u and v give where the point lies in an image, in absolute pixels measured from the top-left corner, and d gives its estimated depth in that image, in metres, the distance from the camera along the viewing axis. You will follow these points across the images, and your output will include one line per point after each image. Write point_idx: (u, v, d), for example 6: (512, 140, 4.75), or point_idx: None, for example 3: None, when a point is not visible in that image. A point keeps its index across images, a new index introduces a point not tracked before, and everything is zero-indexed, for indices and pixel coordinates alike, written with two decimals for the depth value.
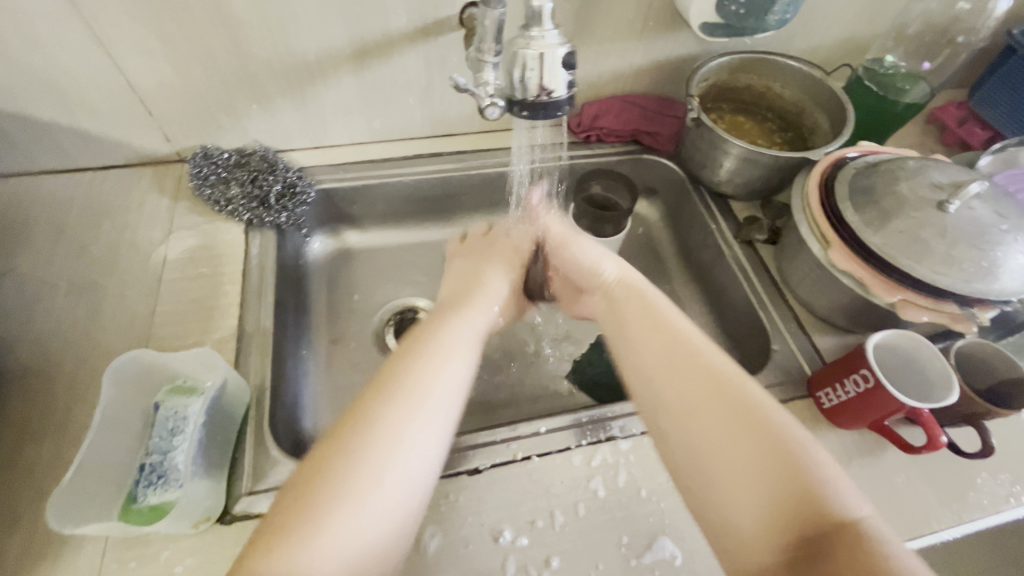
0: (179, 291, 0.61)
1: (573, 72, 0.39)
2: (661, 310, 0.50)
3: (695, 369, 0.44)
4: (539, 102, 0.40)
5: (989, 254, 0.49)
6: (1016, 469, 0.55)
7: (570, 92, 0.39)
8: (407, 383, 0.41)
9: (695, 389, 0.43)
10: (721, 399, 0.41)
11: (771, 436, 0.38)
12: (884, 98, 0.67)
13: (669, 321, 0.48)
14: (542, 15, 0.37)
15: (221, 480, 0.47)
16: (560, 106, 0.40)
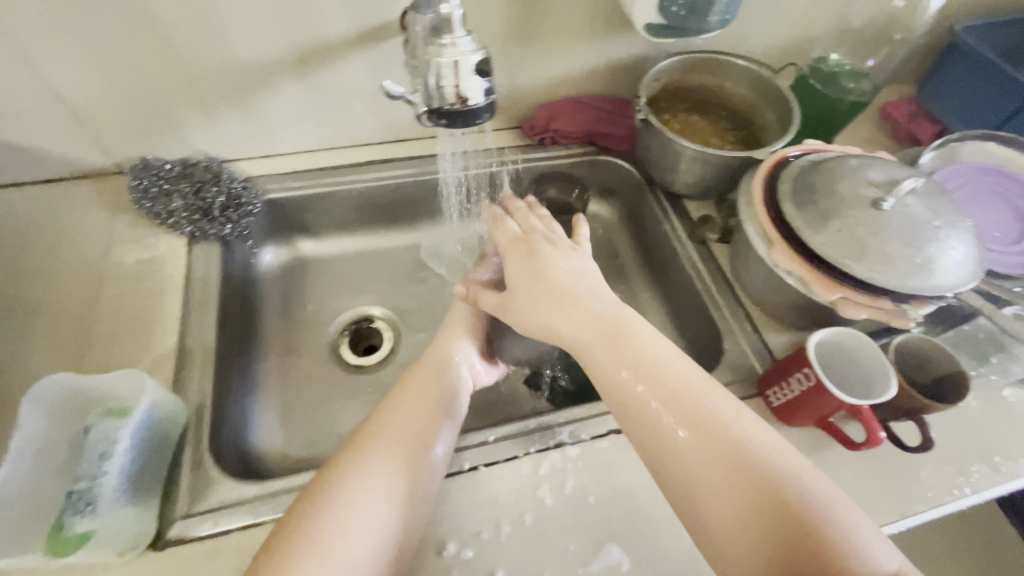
0: (117, 309, 0.59)
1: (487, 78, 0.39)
2: (634, 350, 0.45)
3: (676, 420, 0.41)
4: (457, 109, 0.39)
5: (922, 251, 0.49)
6: (959, 460, 0.55)
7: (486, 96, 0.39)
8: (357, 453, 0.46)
9: (680, 445, 0.40)
10: (708, 455, 0.39)
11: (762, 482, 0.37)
12: (829, 96, 0.68)
13: (644, 363, 0.44)
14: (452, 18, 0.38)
15: (151, 504, 0.45)
16: (479, 113, 0.39)
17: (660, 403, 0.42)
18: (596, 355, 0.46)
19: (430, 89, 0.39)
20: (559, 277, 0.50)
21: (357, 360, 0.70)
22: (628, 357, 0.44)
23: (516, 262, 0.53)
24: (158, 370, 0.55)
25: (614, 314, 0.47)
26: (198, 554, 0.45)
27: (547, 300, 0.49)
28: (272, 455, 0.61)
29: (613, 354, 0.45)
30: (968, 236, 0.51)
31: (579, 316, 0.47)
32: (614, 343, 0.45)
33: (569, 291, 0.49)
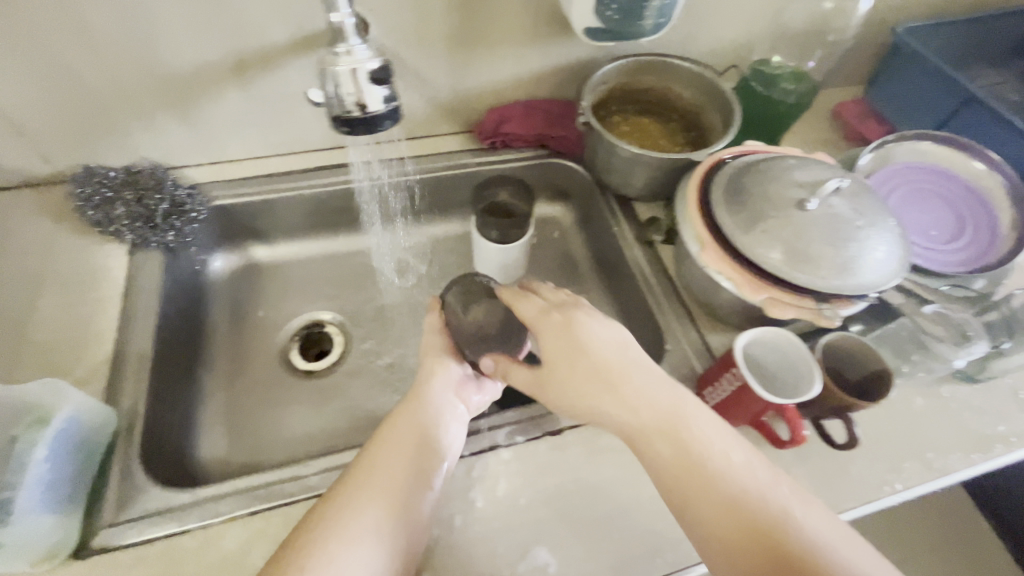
0: (54, 317, 0.58)
1: (385, 87, 0.41)
2: (685, 440, 0.41)
3: (724, 518, 0.38)
4: (358, 117, 0.42)
5: (842, 251, 0.50)
6: (893, 458, 0.56)
7: (385, 106, 0.41)
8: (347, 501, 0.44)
9: (722, 540, 0.38)
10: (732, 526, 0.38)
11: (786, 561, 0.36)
12: (770, 98, 0.69)
13: (691, 453, 0.41)
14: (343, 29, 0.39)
15: (76, 514, 0.45)
16: (381, 120, 0.43)
17: (705, 496, 0.39)
18: (639, 443, 0.42)
19: (331, 97, 0.41)
20: (606, 357, 0.44)
21: (305, 365, 0.70)
22: (673, 447, 0.41)
23: (550, 330, 0.46)
24: (91, 378, 0.55)
25: (665, 399, 0.43)
26: (121, 563, 0.45)
27: (595, 384, 0.44)
28: (214, 463, 0.61)
29: (666, 446, 0.41)
30: (890, 235, 0.52)
31: (625, 405, 0.43)
32: (660, 429, 0.42)
33: (620, 372, 0.44)
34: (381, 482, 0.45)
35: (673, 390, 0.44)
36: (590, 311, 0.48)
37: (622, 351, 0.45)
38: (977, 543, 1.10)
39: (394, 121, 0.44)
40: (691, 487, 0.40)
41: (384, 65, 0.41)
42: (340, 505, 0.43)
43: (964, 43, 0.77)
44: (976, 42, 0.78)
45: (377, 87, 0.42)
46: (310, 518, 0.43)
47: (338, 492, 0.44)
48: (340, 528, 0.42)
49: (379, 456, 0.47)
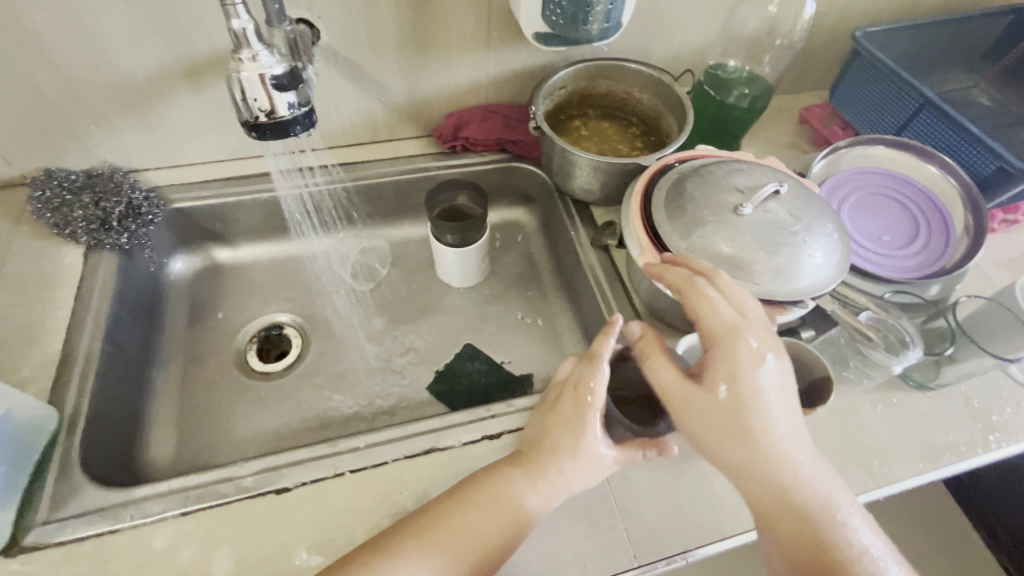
0: (5, 317, 0.59)
1: (291, 94, 0.42)
2: (828, 545, 0.39)
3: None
4: (265, 123, 0.43)
5: (776, 256, 0.50)
6: (838, 465, 0.55)
7: (289, 113, 0.42)
8: (437, 533, 0.43)
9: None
10: None
11: None
12: (723, 102, 0.68)
13: (825, 547, 0.39)
14: (241, 37, 0.39)
15: (6, 512, 0.46)
16: (290, 125, 0.43)
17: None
18: (768, 516, 0.41)
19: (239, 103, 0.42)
20: (764, 423, 0.40)
21: (261, 367, 0.71)
22: (807, 532, 0.39)
23: (739, 364, 0.41)
24: (36, 378, 0.55)
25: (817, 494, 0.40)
26: (51, 560, 0.46)
27: (735, 447, 0.40)
28: (162, 463, 0.61)
29: (801, 534, 0.39)
30: (827, 240, 0.51)
31: (774, 488, 0.40)
32: (792, 510, 0.40)
33: (773, 448, 0.40)
34: (481, 516, 0.44)
35: (824, 488, 0.41)
36: (759, 324, 0.43)
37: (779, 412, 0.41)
38: (963, 553, 1.07)
39: (305, 126, 0.45)
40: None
41: (289, 72, 0.42)
42: (436, 528, 0.44)
43: (922, 47, 0.77)
44: (936, 45, 0.78)
45: (285, 93, 0.42)
46: (402, 539, 0.43)
47: (442, 514, 0.45)
48: (433, 552, 0.42)
49: (488, 492, 0.46)
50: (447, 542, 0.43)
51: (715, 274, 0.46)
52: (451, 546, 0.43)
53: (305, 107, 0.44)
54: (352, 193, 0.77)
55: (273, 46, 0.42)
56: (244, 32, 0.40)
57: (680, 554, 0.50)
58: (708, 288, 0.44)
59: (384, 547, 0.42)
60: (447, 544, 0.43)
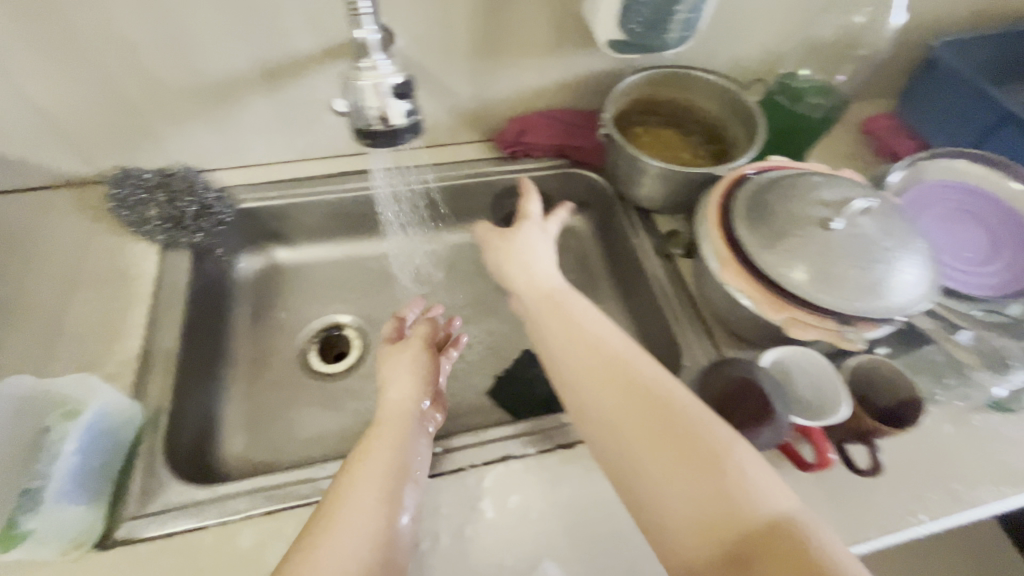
0: (88, 313, 0.61)
1: (408, 102, 0.42)
2: (632, 372, 0.45)
3: (649, 426, 0.41)
4: (379, 129, 0.43)
5: (869, 273, 0.49)
6: (919, 486, 0.54)
7: (407, 122, 0.42)
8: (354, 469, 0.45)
9: (644, 453, 0.41)
10: (645, 413, 0.42)
11: (697, 440, 0.40)
12: (797, 112, 0.67)
13: (628, 379, 0.44)
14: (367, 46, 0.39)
15: (102, 505, 0.47)
16: (402, 134, 0.43)
17: (637, 411, 0.42)
18: (571, 375, 0.47)
19: (354, 109, 0.42)
20: (563, 300, 0.54)
21: (323, 368, 0.71)
22: (604, 366, 0.46)
23: (514, 261, 0.60)
24: (120, 374, 0.57)
25: (615, 338, 0.48)
26: (142, 555, 0.47)
27: (533, 297, 0.55)
28: (232, 460, 0.62)
29: (605, 371, 0.45)
30: (920, 257, 0.50)
31: (579, 341, 0.48)
32: (598, 355, 0.47)
33: (572, 316, 0.51)
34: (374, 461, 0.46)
35: (619, 336, 0.49)
36: (538, 248, 0.61)
37: (558, 292, 0.55)
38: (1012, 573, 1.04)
39: (415, 135, 0.44)
40: (622, 404, 0.43)
41: (407, 80, 0.42)
42: (335, 504, 0.42)
43: (998, 57, 0.75)
44: (1012, 56, 0.76)
45: (401, 102, 0.42)
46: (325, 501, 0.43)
47: (328, 500, 0.43)
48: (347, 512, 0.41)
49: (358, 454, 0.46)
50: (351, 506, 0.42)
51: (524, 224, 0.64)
52: (357, 495, 0.43)
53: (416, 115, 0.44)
54: (413, 197, 0.77)
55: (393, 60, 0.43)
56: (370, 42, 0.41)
57: None
58: (526, 228, 0.63)
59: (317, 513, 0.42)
60: (358, 490, 0.43)
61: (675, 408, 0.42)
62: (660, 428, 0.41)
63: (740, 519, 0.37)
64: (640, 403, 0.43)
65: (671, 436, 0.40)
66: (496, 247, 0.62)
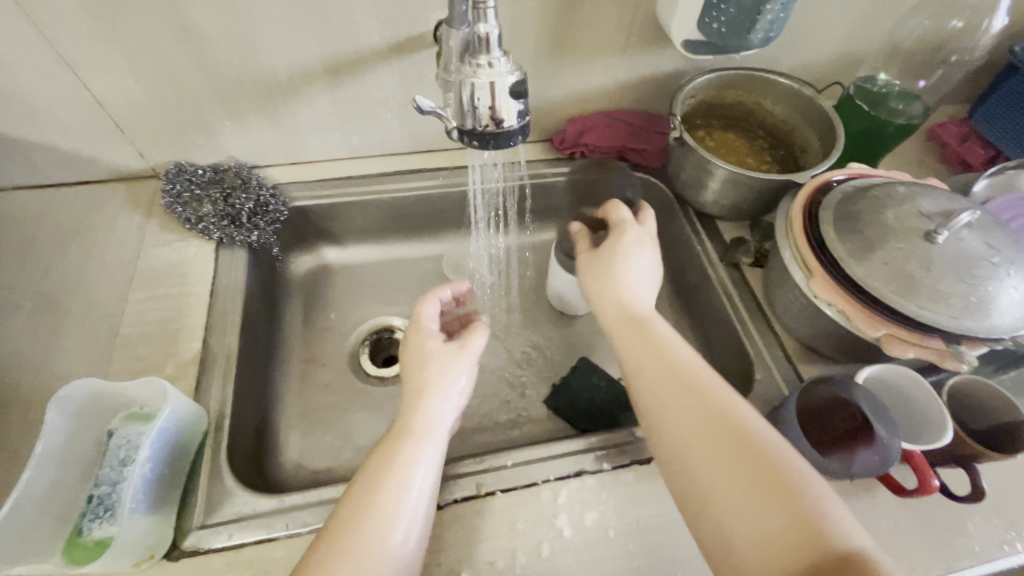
0: (145, 312, 0.59)
1: (524, 101, 0.39)
2: (712, 401, 0.42)
3: (727, 462, 0.38)
4: (490, 131, 0.40)
5: (978, 289, 0.46)
6: (1011, 513, 0.51)
7: (521, 123, 0.40)
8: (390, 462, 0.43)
9: (723, 491, 0.37)
10: (708, 427, 0.40)
11: (761, 457, 0.38)
12: (877, 118, 0.64)
13: (694, 391, 0.43)
14: (490, 41, 0.37)
15: (168, 514, 0.45)
16: (512, 135, 0.40)
17: (718, 447, 0.39)
18: (648, 403, 0.44)
19: (464, 107, 0.39)
20: (646, 325, 0.49)
21: (375, 371, 0.69)
22: (674, 377, 0.44)
23: (605, 286, 0.54)
24: (180, 376, 0.55)
25: (698, 368, 0.45)
26: (212, 567, 0.45)
27: (610, 297, 0.53)
28: (287, 466, 0.60)
29: (686, 400, 0.42)
30: None
31: (662, 368, 0.45)
32: (679, 382, 0.44)
33: (653, 342, 0.48)
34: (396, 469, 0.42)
35: (703, 365, 0.46)
36: (640, 271, 0.54)
37: (645, 316, 0.50)
38: None
39: (522, 136, 0.42)
40: (702, 437, 0.40)
41: (522, 78, 0.39)
42: (346, 526, 0.39)
43: None
44: None
45: (514, 101, 0.40)
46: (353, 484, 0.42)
47: (337, 522, 0.39)
48: (354, 548, 0.38)
49: (380, 464, 0.43)
50: (363, 538, 0.38)
51: (624, 233, 0.56)
52: (372, 523, 0.39)
53: (526, 116, 0.41)
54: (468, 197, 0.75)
55: (507, 54, 0.40)
56: (493, 36, 0.37)
57: None
58: (635, 242, 0.56)
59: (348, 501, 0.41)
60: (376, 512, 0.40)
61: (744, 428, 0.40)
62: (722, 443, 0.39)
63: (807, 551, 0.34)
64: (705, 417, 0.41)
65: (753, 476, 0.37)
66: (588, 263, 0.56)
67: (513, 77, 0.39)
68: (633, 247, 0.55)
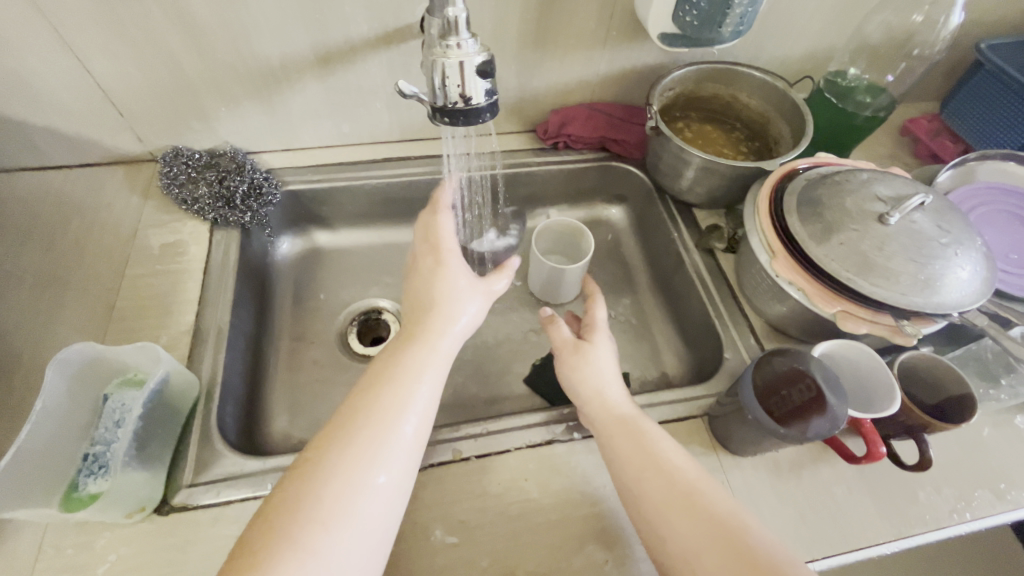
0: (140, 287, 0.62)
1: (491, 80, 0.42)
2: (704, 497, 0.43)
3: (727, 560, 0.39)
4: (460, 108, 0.43)
5: (927, 268, 0.49)
6: (962, 483, 0.54)
7: (488, 100, 0.43)
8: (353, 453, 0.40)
9: None
10: (695, 518, 0.41)
11: (745, 545, 0.39)
12: (844, 110, 0.67)
13: (677, 475, 0.45)
14: (455, 23, 0.40)
15: (160, 472, 0.48)
16: (481, 113, 0.43)
17: (727, 557, 0.39)
18: (647, 510, 0.44)
19: (435, 87, 0.42)
20: (637, 425, 0.49)
21: (362, 349, 0.71)
22: (659, 463, 0.45)
23: (577, 380, 0.53)
24: (173, 347, 0.58)
25: (693, 471, 0.45)
26: (200, 521, 0.48)
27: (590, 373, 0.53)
28: (276, 436, 0.63)
29: (687, 510, 0.42)
30: (976, 255, 0.50)
31: (659, 474, 0.45)
32: (678, 488, 0.44)
33: (648, 443, 0.47)
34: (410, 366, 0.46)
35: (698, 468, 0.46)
36: (612, 373, 0.54)
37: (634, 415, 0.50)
38: None
39: (492, 115, 0.44)
40: (707, 546, 0.40)
41: (490, 58, 0.42)
42: (310, 490, 0.38)
43: None
44: None
45: (483, 81, 0.43)
46: (300, 473, 0.40)
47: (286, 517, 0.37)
48: (362, 440, 0.41)
49: (389, 367, 0.46)
50: (366, 446, 0.41)
51: (594, 333, 0.57)
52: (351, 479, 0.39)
53: (495, 95, 0.44)
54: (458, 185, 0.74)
55: (476, 36, 0.42)
56: (459, 19, 0.40)
57: (817, 560, 0.49)
58: (607, 345, 0.56)
59: (297, 480, 0.39)
60: (384, 405, 0.43)
61: (726, 519, 0.41)
62: (709, 535, 0.40)
63: None
64: (690, 506, 0.42)
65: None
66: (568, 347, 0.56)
67: (482, 57, 0.42)
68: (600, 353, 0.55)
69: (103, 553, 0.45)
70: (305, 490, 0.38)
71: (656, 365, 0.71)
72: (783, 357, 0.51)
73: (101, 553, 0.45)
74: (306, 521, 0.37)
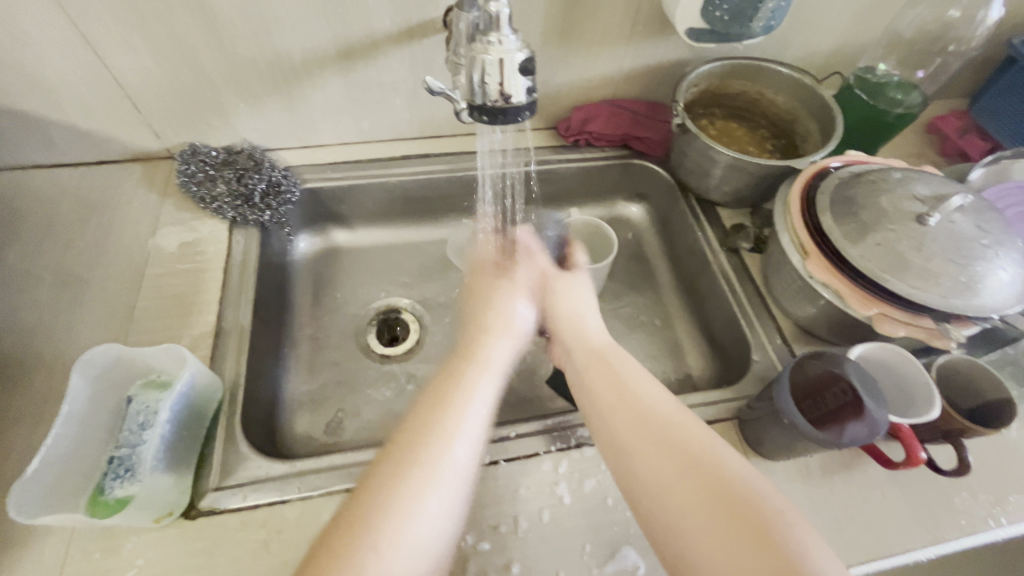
0: (161, 285, 0.61)
1: (532, 78, 0.41)
2: (653, 409, 0.45)
3: (660, 453, 0.41)
4: (500, 106, 0.42)
5: (968, 270, 0.48)
6: (999, 490, 0.53)
7: (528, 99, 0.42)
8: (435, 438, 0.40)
9: (655, 480, 0.40)
10: (641, 425, 0.44)
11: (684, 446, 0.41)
12: (875, 106, 0.66)
13: (635, 394, 0.46)
14: (499, 20, 0.39)
15: (186, 476, 0.47)
16: (520, 111, 0.42)
17: (663, 453, 0.41)
18: (607, 427, 0.46)
19: (475, 84, 0.41)
20: (606, 357, 0.51)
21: (382, 350, 0.70)
22: (617, 384, 0.48)
23: (569, 321, 0.57)
24: (196, 348, 0.57)
25: (653, 393, 0.46)
26: (226, 526, 0.47)
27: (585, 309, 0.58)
28: (298, 438, 0.62)
29: (636, 418, 0.44)
30: (1017, 256, 0.49)
31: (618, 393, 0.47)
32: (632, 407, 0.45)
33: (618, 378, 0.48)
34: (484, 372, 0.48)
35: (705, 429, 0.42)
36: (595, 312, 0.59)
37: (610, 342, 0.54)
38: None
39: (531, 113, 0.43)
40: (647, 451, 0.42)
41: (531, 55, 0.41)
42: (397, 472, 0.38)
43: None
44: None
45: (523, 78, 0.42)
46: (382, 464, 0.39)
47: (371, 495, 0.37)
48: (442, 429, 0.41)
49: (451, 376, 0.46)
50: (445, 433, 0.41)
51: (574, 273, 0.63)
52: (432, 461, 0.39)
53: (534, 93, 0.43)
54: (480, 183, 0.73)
55: (517, 33, 0.41)
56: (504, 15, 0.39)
57: (852, 567, 0.48)
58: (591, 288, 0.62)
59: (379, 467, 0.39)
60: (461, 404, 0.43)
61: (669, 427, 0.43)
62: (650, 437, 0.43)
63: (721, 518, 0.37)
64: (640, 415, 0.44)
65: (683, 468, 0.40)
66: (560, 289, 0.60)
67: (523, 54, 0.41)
68: (575, 279, 0.62)
69: (130, 558, 0.45)
70: (398, 472, 0.38)
71: (680, 366, 0.70)
72: (818, 359, 0.50)
73: (128, 558, 0.45)
74: (393, 502, 0.37)
